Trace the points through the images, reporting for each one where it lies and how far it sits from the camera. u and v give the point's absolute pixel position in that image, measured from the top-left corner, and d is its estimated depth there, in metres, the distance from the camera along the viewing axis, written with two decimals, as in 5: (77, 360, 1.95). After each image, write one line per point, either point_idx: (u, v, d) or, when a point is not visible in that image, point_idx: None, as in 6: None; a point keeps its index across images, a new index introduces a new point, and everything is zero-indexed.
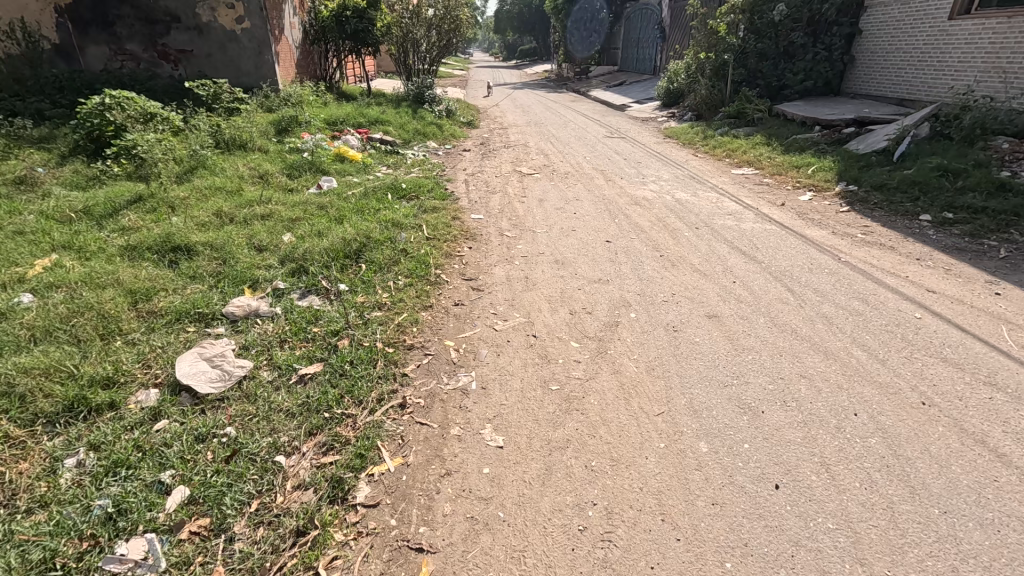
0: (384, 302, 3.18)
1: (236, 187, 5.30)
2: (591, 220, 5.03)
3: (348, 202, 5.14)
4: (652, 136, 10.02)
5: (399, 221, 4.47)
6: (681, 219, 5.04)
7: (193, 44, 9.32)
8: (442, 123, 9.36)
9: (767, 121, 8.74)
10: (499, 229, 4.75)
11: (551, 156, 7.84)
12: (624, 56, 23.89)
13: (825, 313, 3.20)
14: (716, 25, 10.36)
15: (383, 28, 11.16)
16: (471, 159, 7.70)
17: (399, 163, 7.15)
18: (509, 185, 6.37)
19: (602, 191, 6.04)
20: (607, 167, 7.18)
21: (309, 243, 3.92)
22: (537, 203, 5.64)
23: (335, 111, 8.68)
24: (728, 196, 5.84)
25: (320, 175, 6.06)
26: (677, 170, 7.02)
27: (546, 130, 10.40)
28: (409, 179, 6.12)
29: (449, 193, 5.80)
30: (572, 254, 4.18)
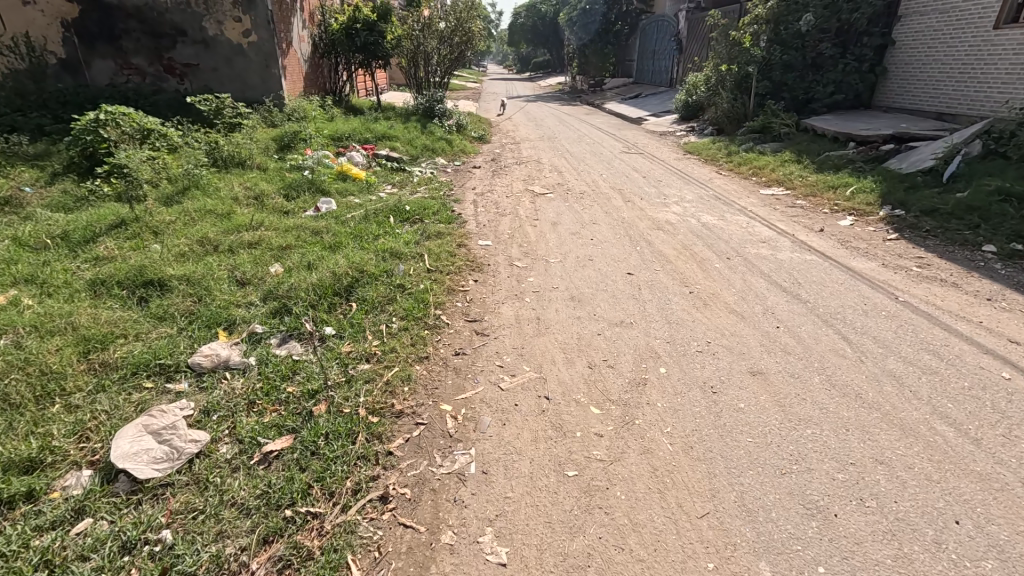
0: (373, 354, 2.76)
1: (228, 210, 4.96)
2: (610, 248, 4.58)
3: (346, 227, 4.76)
4: (671, 151, 9.56)
5: (398, 250, 4.07)
6: (710, 247, 4.57)
7: (199, 58, 9.10)
8: (452, 139, 9.02)
9: (795, 137, 8.24)
10: (509, 257, 4.32)
11: (566, 174, 7.42)
12: (639, 69, 23.55)
13: (893, 370, 2.70)
14: (739, 36, 9.92)
15: (394, 41, 10.98)
16: (481, 177, 7.32)
17: (405, 182, 6.79)
18: (520, 206, 5.95)
19: (621, 214, 5.59)
20: (625, 186, 6.75)
21: (297, 277, 3.53)
22: (551, 227, 5.21)
23: (341, 127, 8.38)
24: (760, 219, 5.36)
25: (320, 196, 5.71)
26: (701, 190, 6.55)
27: (560, 145, 10.01)
28: (414, 199, 5.75)
29: (456, 216, 5.41)
30: (590, 289, 3.73)
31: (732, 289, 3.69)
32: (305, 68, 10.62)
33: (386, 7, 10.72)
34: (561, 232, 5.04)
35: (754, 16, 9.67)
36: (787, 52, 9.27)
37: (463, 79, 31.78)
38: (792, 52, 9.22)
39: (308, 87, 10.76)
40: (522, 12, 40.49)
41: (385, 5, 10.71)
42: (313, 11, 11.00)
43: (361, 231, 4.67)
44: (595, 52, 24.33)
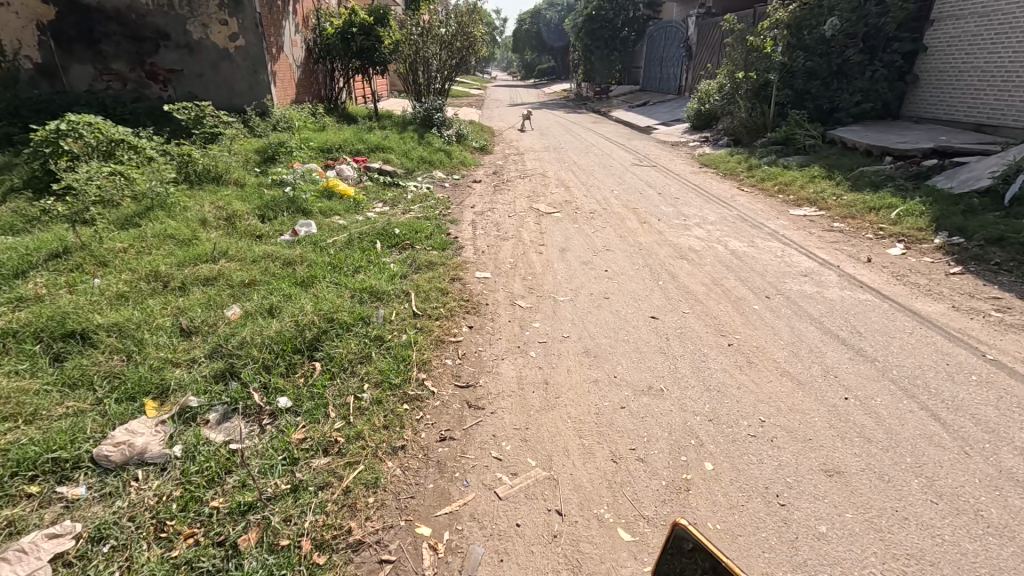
0: (334, 442, 2.15)
1: (193, 234, 4.37)
2: (627, 282, 3.97)
3: (325, 255, 4.17)
4: (686, 164, 8.94)
5: (380, 286, 3.46)
6: (742, 281, 3.96)
7: (183, 63, 8.56)
8: (451, 150, 8.44)
9: (822, 149, 7.60)
10: (510, 294, 3.71)
11: (574, 189, 6.82)
12: (647, 76, 23.04)
13: (1012, 471, 2.06)
14: (758, 41, 9.32)
15: (391, 45, 10.46)
16: (481, 193, 6.72)
17: (398, 198, 6.20)
18: (524, 228, 5.35)
19: (638, 238, 4.96)
20: (639, 204, 6.14)
21: (254, 326, 2.91)
22: (558, 253, 4.61)
23: (332, 137, 7.83)
24: (795, 246, 4.74)
25: (302, 216, 5.13)
26: (724, 209, 5.93)
27: (567, 156, 9.41)
28: (405, 220, 5.16)
29: (451, 240, 4.80)
30: (608, 340, 3.10)
31: (779, 340, 3.06)
32: (298, 74, 10.08)
33: (383, 10, 10.28)
34: (570, 260, 4.43)
35: (774, 20, 8.93)
36: (810, 58, 8.67)
37: (466, 85, 31.29)
38: (816, 58, 8.60)
39: (300, 94, 10.23)
40: (527, 19, 40.09)
41: (381, 8, 10.27)
42: (307, 14, 10.50)
43: (341, 261, 4.07)
44: (601, 58, 23.80)
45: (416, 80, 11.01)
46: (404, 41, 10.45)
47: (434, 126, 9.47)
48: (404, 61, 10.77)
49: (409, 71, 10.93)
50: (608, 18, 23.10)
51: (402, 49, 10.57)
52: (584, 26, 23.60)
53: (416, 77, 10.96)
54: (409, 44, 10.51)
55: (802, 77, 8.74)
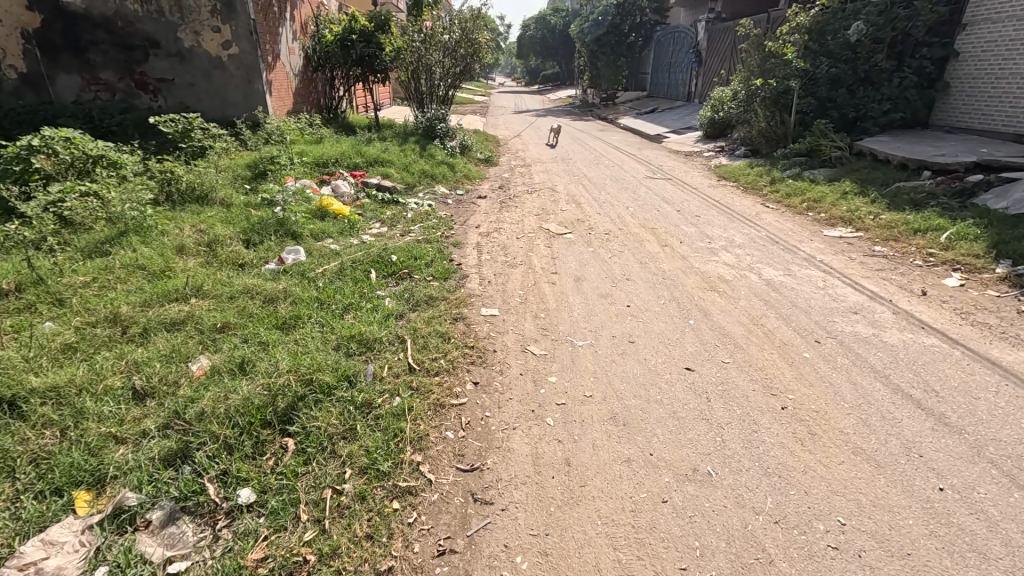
0: (302, 564, 1.70)
1: (168, 264, 3.94)
2: (654, 321, 3.49)
3: (313, 289, 3.72)
4: (702, 176, 8.47)
5: (371, 332, 3.00)
6: (785, 320, 3.47)
7: (174, 72, 8.17)
8: (454, 163, 7.99)
9: (851, 162, 7.12)
10: (520, 338, 3.24)
11: (586, 206, 6.36)
12: (655, 82, 22.62)
13: None
14: (777, 47, 8.86)
15: (393, 53, 10.07)
16: (487, 211, 6.26)
17: (398, 218, 5.76)
18: (533, 252, 4.89)
19: (660, 265, 4.49)
20: (657, 224, 5.67)
21: (219, 388, 2.45)
22: (573, 283, 4.14)
23: (330, 150, 7.41)
24: (837, 274, 4.26)
25: (291, 241, 4.69)
26: (750, 230, 5.45)
27: (576, 168, 8.96)
28: (404, 245, 4.71)
29: (455, 268, 4.35)
30: (638, 401, 2.62)
31: (842, 404, 2.57)
32: (296, 83, 9.70)
33: (384, 16, 9.92)
34: (587, 292, 3.97)
35: (793, 25, 8.67)
36: (834, 65, 8.19)
37: (470, 92, 30.98)
38: (840, 65, 8.12)
39: (298, 103, 9.84)
40: (532, 25, 39.86)
41: (383, 15, 9.91)
42: (306, 20, 10.14)
43: (330, 296, 3.62)
44: (607, 65, 23.40)
45: (419, 89, 10.61)
46: (406, 48, 10.06)
47: (437, 137, 9.04)
48: (406, 69, 10.38)
49: (411, 80, 10.54)
50: (615, 24, 22.72)
51: (404, 57, 10.19)
52: (590, 32, 23.24)
53: (419, 85, 10.56)
54: (411, 52, 10.12)
55: (825, 84, 8.26)
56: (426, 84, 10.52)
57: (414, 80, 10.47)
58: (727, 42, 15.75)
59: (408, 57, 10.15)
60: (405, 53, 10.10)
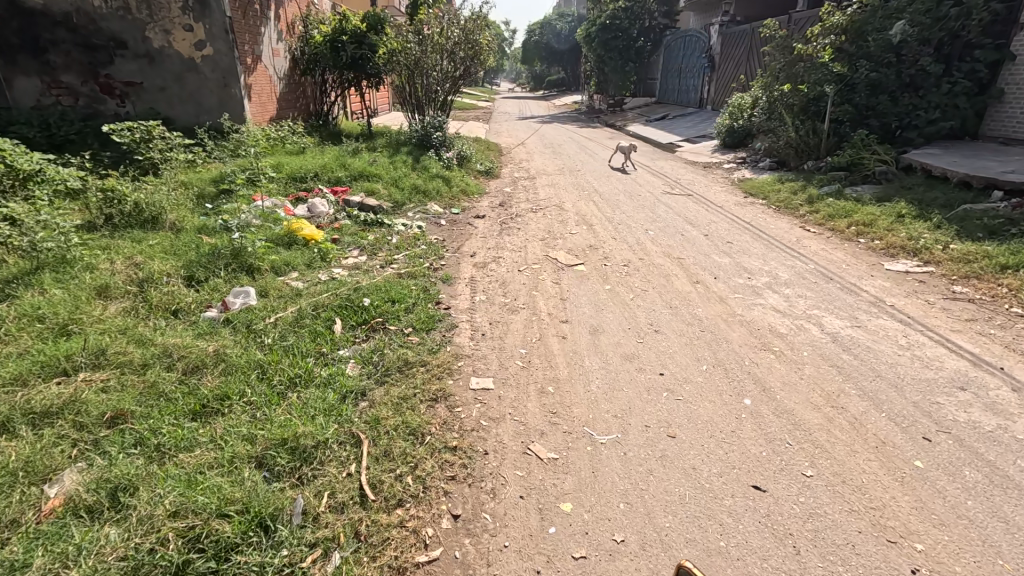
0: None
1: (78, 312, 3.11)
2: (696, 401, 2.63)
3: (254, 351, 2.89)
4: (726, 191, 7.62)
5: (310, 430, 2.16)
6: (872, 402, 2.61)
7: (143, 75, 7.41)
8: (450, 176, 7.17)
9: (901, 179, 6.26)
10: (520, 431, 2.40)
11: (598, 229, 5.53)
12: (664, 88, 21.89)
13: None
14: (807, 50, 8.05)
15: (386, 56, 9.32)
16: (484, 235, 5.43)
17: (381, 244, 4.94)
18: (538, 289, 4.04)
19: (695, 312, 3.64)
20: (684, 253, 4.82)
21: (62, 546, 1.61)
22: (588, 337, 3.29)
23: (310, 162, 6.61)
24: (917, 325, 3.40)
25: (245, 277, 3.87)
26: (795, 261, 4.60)
27: (586, 182, 8.13)
28: (382, 281, 3.89)
29: (440, 315, 3.50)
30: (696, 557, 1.77)
31: (1002, 568, 1.72)
32: (281, 88, 8.94)
33: (378, 16, 9.22)
34: (606, 351, 3.12)
35: (827, 25, 7.86)
36: (875, 68, 7.34)
37: (473, 98, 30.23)
38: (882, 68, 7.27)
39: (283, 109, 9.08)
40: (537, 30, 39.22)
41: (377, 15, 9.22)
42: (293, 20, 9.41)
43: (273, 362, 2.79)
44: (615, 70, 22.63)
45: (414, 94, 9.82)
46: (399, 49, 9.29)
47: (432, 146, 8.22)
48: (400, 72, 9.61)
49: (405, 84, 9.76)
50: (623, 28, 21.94)
51: (397, 59, 9.40)
52: (597, 36, 22.48)
53: (414, 90, 9.76)
54: (405, 53, 9.34)
55: (864, 90, 7.40)
56: (421, 88, 9.71)
57: (407, 81, 9.67)
58: (745, 45, 14.91)
59: (402, 58, 9.37)
60: (398, 55, 9.33)
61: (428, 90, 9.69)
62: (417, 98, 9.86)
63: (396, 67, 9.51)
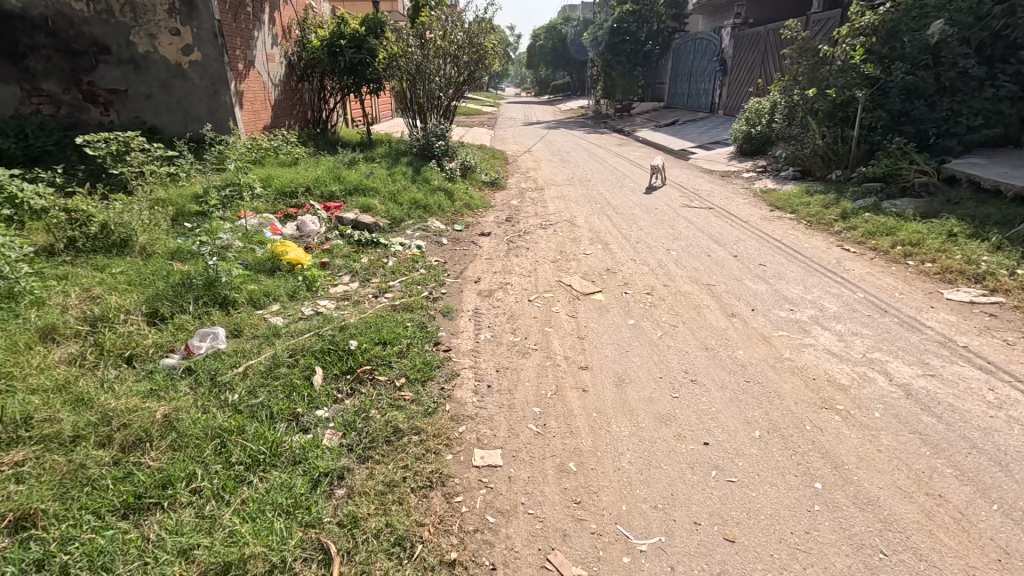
0: None
1: (11, 362, 2.64)
2: (753, 485, 2.12)
3: (213, 415, 2.40)
4: (749, 203, 7.10)
5: (262, 547, 1.71)
6: (975, 489, 2.08)
7: (128, 82, 6.99)
8: (453, 189, 6.67)
9: (945, 192, 5.71)
10: (534, 533, 1.89)
11: (615, 251, 5.02)
12: (674, 92, 21.39)
13: None
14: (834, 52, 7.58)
15: (386, 61, 8.84)
16: (490, 257, 4.93)
17: (375, 269, 4.44)
18: (552, 324, 3.53)
19: (736, 355, 3.13)
20: (713, 279, 4.30)
21: None
22: (613, 390, 2.78)
23: (302, 175, 6.13)
24: (1004, 376, 2.86)
25: (216, 314, 3.38)
26: (841, 289, 4.07)
27: (599, 194, 7.62)
28: (372, 318, 3.39)
29: (438, 361, 3.00)
30: None
31: None
32: (276, 95, 8.51)
33: (377, 19, 8.94)
34: (635, 411, 2.61)
35: (856, 25, 7.36)
36: (911, 71, 6.79)
37: (479, 103, 29.94)
38: (919, 71, 6.73)
39: (279, 117, 8.64)
40: (542, 35, 38.84)
41: (376, 18, 8.95)
42: (290, 24, 9.01)
43: (234, 431, 2.30)
44: (623, 74, 22.15)
45: (415, 102, 9.29)
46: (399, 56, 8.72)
47: (434, 156, 7.73)
48: (400, 79, 9.06)
49: (405, 91, 9.20)
50: (631, 31, 21.46)
51: (397, 66, 8.84)
52: (605, 40, 22.04)
53: (415, 98, 9.23)
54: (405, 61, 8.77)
55: (899, 95, 6.86)
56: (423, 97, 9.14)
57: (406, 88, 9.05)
58: (760, 46, 14.39)
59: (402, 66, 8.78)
60: (398, 61, 8.76)
61: (429, 97, 9.17)
62: (418, 106, 9.31)
63: (396, 74, 8.97)
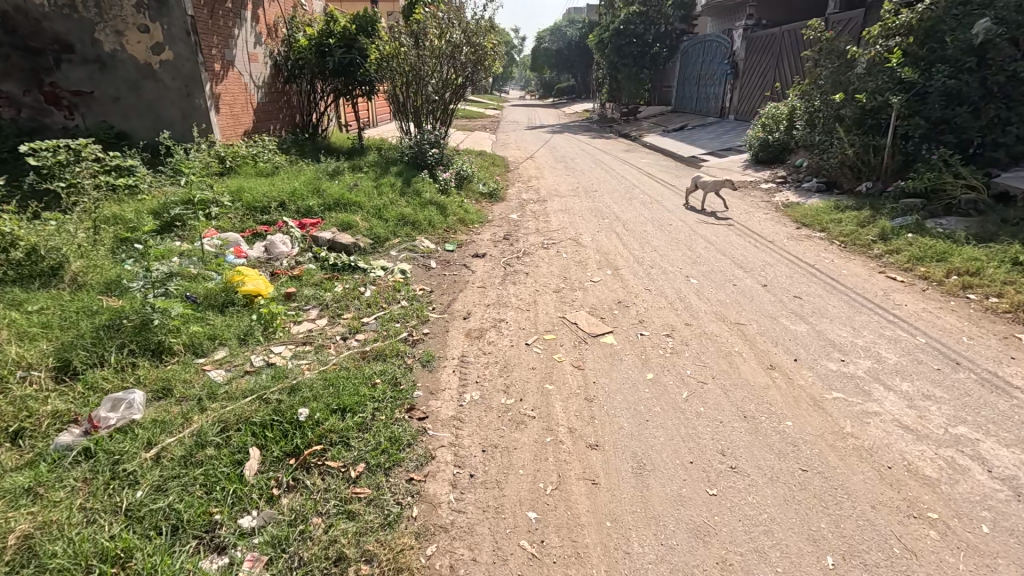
0: None
1: None
2: None
3: (96, 533, 1.79)
4: (772, 219, 6.46)
5: None
6: None
7: (93, 83, 6.36)
8: (447, 203, 6.06)
9: (999, 211, 5.07)
10: None
11: (626, 279, 4.39)
12: (682, 96, 20.78)
13: None
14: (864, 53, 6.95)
15: (378, 62, 8.24)
16: (483, 284, 4.30)
17: (349, 302, 3.82)
18: (552, 380, 2.90)
19: (783, 428, 2.50)
20: (742, 317, 3.67)
21: None
22: (632, 484, 2.15)
23: (278, 187, 5.54)
24: None
25: (142, 366, 2.77)
26: (895, 332, 3.44)
27: (606, 207, 6.99)
28: (333, 374, 2.76)
29: (408, 438, 2.38)
30: None
31: None
32: (260, 98, 7.94)
33: (369, 17, 8.39)
34: (661, 518, 1.98)
35: (889, 25, 6.73)
36: (954, 75, 6.14)
37: (481, 105, 29.36)
38: (962, 75, 6.09)
39: (263, 122, 8.06)
40: (546, 37, 38.26)
41: (367, 16, 8.38)
42: (276, 21, 8.44)
43: (114, 562, 1.70)
44: (629, 77, 21.52)
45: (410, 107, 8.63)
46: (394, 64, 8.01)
47: (427, 165, 7.10)
48: (393, 92, 8.34)
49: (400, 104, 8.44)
50: (638, 33, 20.85)
51: (391, 75, 8.11)
52: (611, 42, 21.42)
53: (411, 102, 8.59)
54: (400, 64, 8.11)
55: (939, 101, 6.21)
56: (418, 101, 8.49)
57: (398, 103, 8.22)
58: (775, 49, 13.79)
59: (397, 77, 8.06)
60: (392, 71, 8.02)
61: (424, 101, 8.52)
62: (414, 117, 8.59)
63: (390, 85, 8.24)
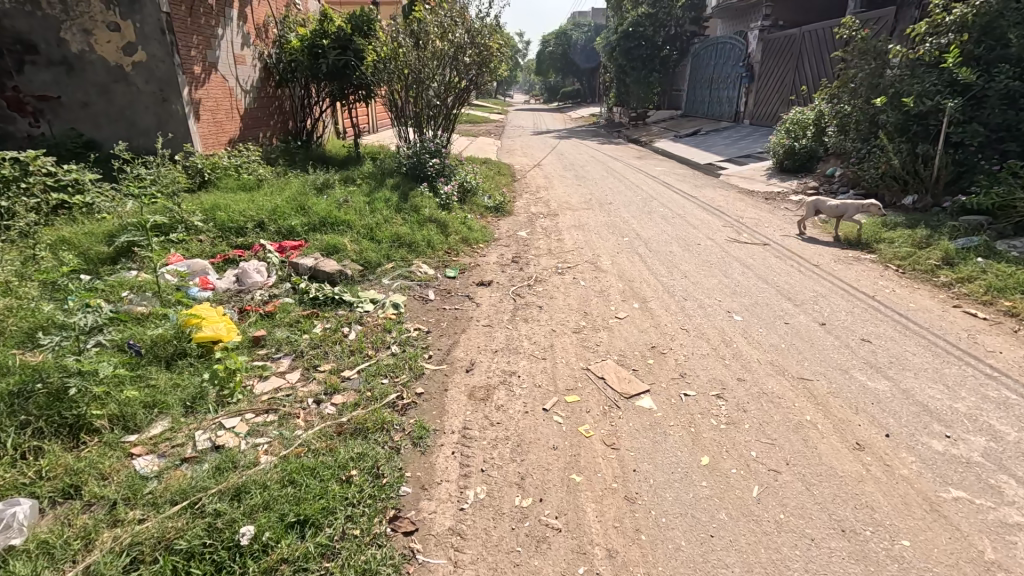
0: None
1: None
2: None
3: None
4: (812, 237, 5.79)
5: None
6: None
7: (60, 87, 5.72)
8: (449, 220, 5.43)
9: None
10: None
11: (657, 316, 3.73)
12: (692, 100, 20.15)
13: None
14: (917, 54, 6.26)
15: (375, 63, 7.62)
16: (490, 322, 3.65)
17: (328, 349, 3.18)
18: (580, 468, 2.25)
19: (901, 552, 1.83)
20: (806, 370, 3.01)
21: None
22: None
23: (258, 204, 4.91)
24: None
25: (49, 452, 2.13)
26: (1001, 394, 2.76)
27: (625, 223, 6.33)
28: (295, 464, 2.12)
29: (388, 570, 1.75)
30: None
31: None
32: (248, 103, 7.36)
33: (365, 17, 7.84)
34: None
35: (939, 22, 6.12)
36: (1017, 76, 5.48)
37: (487, 111, 28.79)
38: None
39: (251, 129, 7.46)
40: (552, 41, 37.73)
41: (364, 14, 7.83)
42: (267, 21, 7.85)
43: None
44: (638, 81, 20.90)
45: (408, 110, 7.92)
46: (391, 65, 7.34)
47: (427, 176, 6.41)
48: (391, 92, 7.61)
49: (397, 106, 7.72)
50: (647, 36, 20.24)
51: (388, 75, 7.42)
52: (619, 45, 20.81)
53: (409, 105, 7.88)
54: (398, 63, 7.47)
55: (999, 105, 5.56)
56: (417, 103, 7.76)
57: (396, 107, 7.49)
58: (795, 51, 13.16)
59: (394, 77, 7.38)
60: (391, 71, 7.34)
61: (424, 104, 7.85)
62: (414, 120, 7.90)
63: (387, 85, 7.52)
